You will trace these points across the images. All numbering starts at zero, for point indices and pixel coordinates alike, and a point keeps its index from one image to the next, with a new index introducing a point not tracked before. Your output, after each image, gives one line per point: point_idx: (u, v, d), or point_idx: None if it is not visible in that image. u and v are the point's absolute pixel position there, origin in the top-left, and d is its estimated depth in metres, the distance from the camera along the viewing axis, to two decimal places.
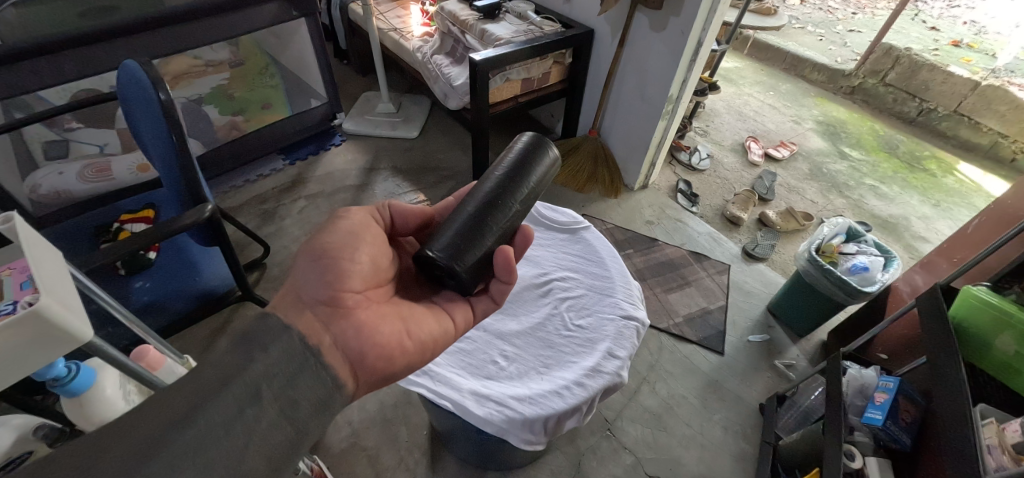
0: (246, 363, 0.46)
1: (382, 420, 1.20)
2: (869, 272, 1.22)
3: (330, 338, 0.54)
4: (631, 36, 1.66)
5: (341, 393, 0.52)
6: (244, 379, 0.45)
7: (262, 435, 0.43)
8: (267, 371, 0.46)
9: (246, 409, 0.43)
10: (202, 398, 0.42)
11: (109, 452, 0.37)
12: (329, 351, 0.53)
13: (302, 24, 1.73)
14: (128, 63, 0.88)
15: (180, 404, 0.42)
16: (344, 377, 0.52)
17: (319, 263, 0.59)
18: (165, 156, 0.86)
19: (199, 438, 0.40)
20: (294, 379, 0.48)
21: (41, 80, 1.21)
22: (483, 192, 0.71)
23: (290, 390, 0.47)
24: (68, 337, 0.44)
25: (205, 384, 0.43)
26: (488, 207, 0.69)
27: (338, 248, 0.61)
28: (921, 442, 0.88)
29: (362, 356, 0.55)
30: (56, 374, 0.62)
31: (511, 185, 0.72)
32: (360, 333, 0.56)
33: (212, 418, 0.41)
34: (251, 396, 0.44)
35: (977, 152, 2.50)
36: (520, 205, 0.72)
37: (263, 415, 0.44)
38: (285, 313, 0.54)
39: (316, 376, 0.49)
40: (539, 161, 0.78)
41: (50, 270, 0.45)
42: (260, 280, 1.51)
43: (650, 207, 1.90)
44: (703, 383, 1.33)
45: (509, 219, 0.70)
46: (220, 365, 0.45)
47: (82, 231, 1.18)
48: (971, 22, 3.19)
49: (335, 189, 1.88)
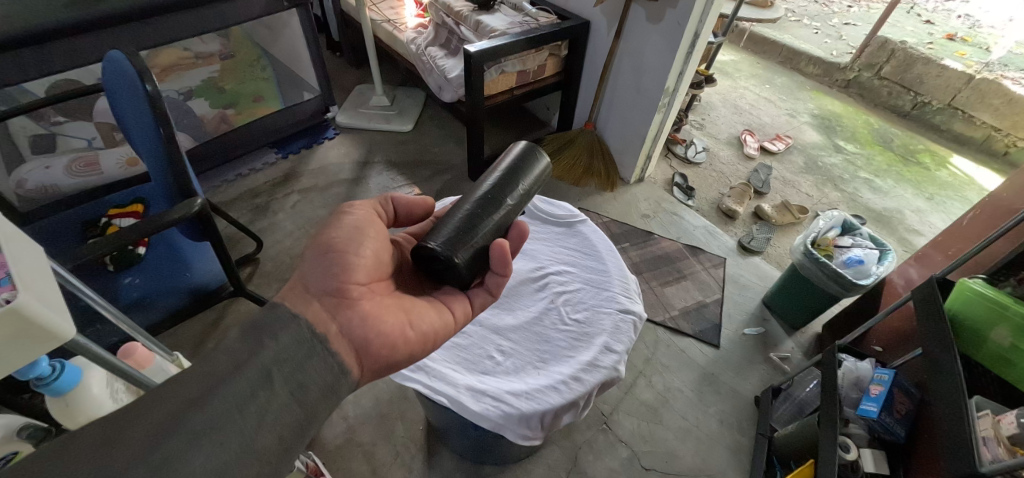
0: (256, 349, 0.46)
1: (378, 416, 1.19)
2: (863, 264, 1.22)
3: (336, 327, 0.53)
4: (627, 28, 1.64)
5: (347, 379, 0.51)
6: (256, 363, 0.45)
7: (276, 413, 0.43)
8: (277, 357, 0.46)
9: (258, 391, 0.43)
10: (216, 380, 0.43)
11: (136, 430, 0.38)
12: (335, 340, 0.52)
13: (293, 15, 1.70)
14: (113, 54, 0.86)
15: (194, 387, 0.42)
16: (349, 363, 0.52)
17: (326, 256, 0.58)
18: (153, 149, 0.83)
19: (214, 418, 0.40)
20: (303, 363, 0.47)
21: (25, 72, 1.18)
22: (478, 193, 0.71)
23: (299, 373, 0.47)
24: (48, 335, 0.42)
25: (218, 369, 0.44)
26: (483, 205, 0.69)
27: (343, 242, 0.59)
28: (915, 433, 0.89)
29: (366, 344, 0.54)
30: (40, 373, 0.61)
31: (505, 185, 0.73)
32: (364, 322, 0.55)
33: (226, 399, 0.42)
34: (262, 379, 0.44)
35: (970, 145, 2.50)
36: (514, 203, 0.72)
37: (274, 397, 0.44)
38: (293, 304, 0.53)
39: (324, 361, 0.49)
40: (532, 166, 0.78)
41: (29, 265, 0.44)
42: (253, 275, 1.49)
43: (646, 201, 1.90)
44: (698, 376, 1.33)
45: (503, 216, 0.70)
46: (231, 352, 0.45)
47: (70, 226, 1.15)
48: (965, 16, 3.20)
49: (328, 183, 1.86)
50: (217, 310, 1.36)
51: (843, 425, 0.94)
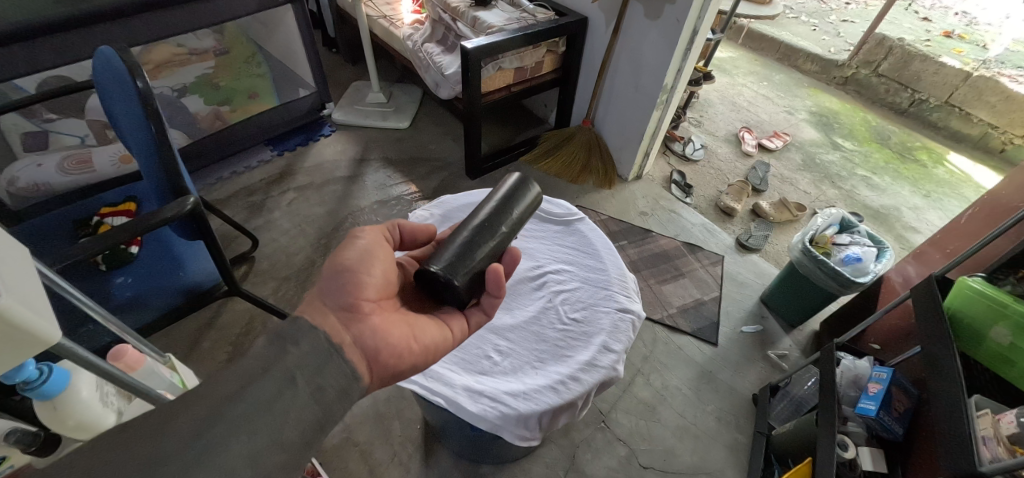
0: (280, 354, 0.46)
1: (375, 415, 1.18)
2: (861, 262, 1.22)
3: (350, 337, 0.52)
4: (626, 24, 1.63)
5: (359, 385, 0.50)
6: (281, 367, 0.45)
7: (294, 420, 0.43)
8: (300, 362, 0.46)
9: (282, 393, 0.43)
10: (243, 382, 0.43)
11: (157, 436, 0.38)
12: (349, 349, 0.51)
13: (288, 10, 1.68)
14: (103, 50, 0.84)
15: (225, 386, 0.42)
16: (361, 371, 0.51)
17: (340, 273, 0.57)
18: (145, 148, 0.82)
19: (243, 418, 0.40)
20: (322, 367, 0.47)
21: (15, 68, 1.16)
22: (474, 218, 0.69)
23: (319, 376, 0.46)
24: (33, 339, 0.41)
25: (245, 371, 0.44)
26: (480, 230, 0.67)
27: (355, 262, 0.59)
28: (913, 431, 0.89)
29: (375, 354, 0.54)
30: (27, 376, 0.62)
31: (500, 211, 0.71)
32: (376, 333, 0.54)
33: (254, 400, 0.42)
34: (286, 382, 0.44)
35: (967, 143, 2.51)
36: (508, 228, 0.71)
37: (296, 400, 0.44)
38: (310, 316, 0.52)
39: (341, 366, 0.48)
40: (529, 192, 0.77)
41: (11, 268, 0.42)
42: (248, 274, 1.48)
43: (643, 199, 1.89)
44: (696, 374, 1.33)
45: (499, 242, 0.69)
46: (256, 356, 0.45)
47: (61, 225, 1.14)
48: (963, 13, 3.20)
49: (325, 181, 1.84)
50: (212, 309, 1.35)
51: (841, 424, 0.94)
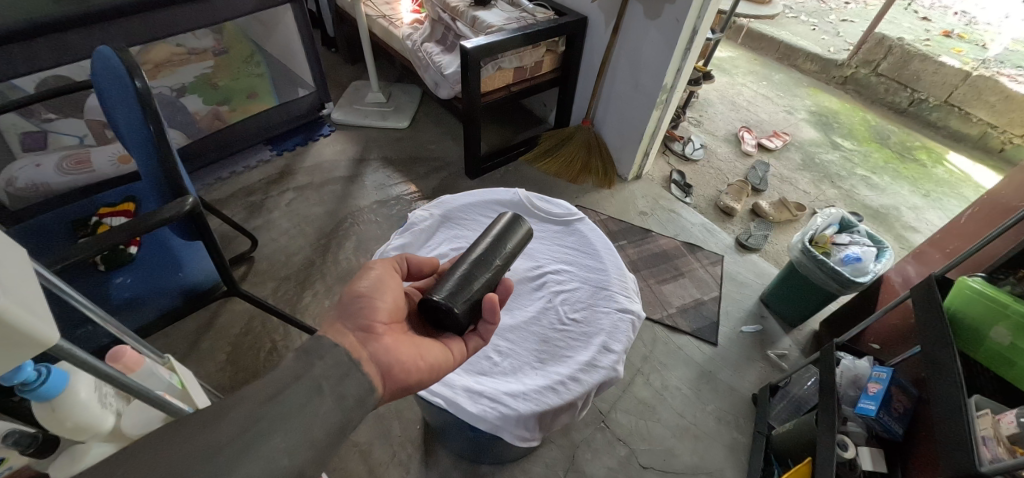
0: (308, 364, 0.47)
1: (374, 416, 1.18)
2: (861, 262, 1.21)
3: (367, 353, 0.53)
4: (626, 24, 1.63)
5: (375, 396, 0.50)
6: (309, 376, 0.46)
7: (320, 424, 0.44)
8: (326, 371, 0.47)
9: (310, 400, 0.44)
10: (276, 388, 0.44)
11: (197, 437, 0.39)
12: (366, 363, 0.51)
13: (287, 10, 1.68)
14: (101, 50, 0.84)
15: (259, 392, 0.44)
16: (377, 383, 0.51)
17: (355, 301, 0.58)
18: (144, 148, 0.82)
19: (275, 422, 0.42)
20: (344, 376, 0.48)
21: (14, 68, 1.16)
22: (473, 251, 0.70)
23: (342, 385, 0.47)
24: (31, 342, 0.41)
25: (276, 380, 0.45)
26: (478, 263, 0.68)
27: (369, 289, 0.60)
28: (913, 431, 0.89)
29: (390, 368, 0.54)
30: (24, 378, 0.61)
31: (496, 245, 0.72)
32: (390, 349, 0.55)
33: (285, 406, 0.43)
34: (314, 389, 0.45)
35: (966, 142, 2.51)
36: (502, 262, 0.71)
37: (321, 406, 0.45)
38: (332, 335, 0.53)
39: (361, 376, 0.49)
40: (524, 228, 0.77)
41: (9, 270, 0.42)
42: (248, 274, 1.48)
43: (643, 199, 1.89)
44: (696, 374, 1.33)
45: (494, 276, 0.68)
46: (285, 366, 0.47)
47: (60, 225, 1.13)
48: (962, 13, 3.19)
49: (324, 181, 1.84)
50: (211, 310, 1.34)
51: (841, 424, 0.94)
